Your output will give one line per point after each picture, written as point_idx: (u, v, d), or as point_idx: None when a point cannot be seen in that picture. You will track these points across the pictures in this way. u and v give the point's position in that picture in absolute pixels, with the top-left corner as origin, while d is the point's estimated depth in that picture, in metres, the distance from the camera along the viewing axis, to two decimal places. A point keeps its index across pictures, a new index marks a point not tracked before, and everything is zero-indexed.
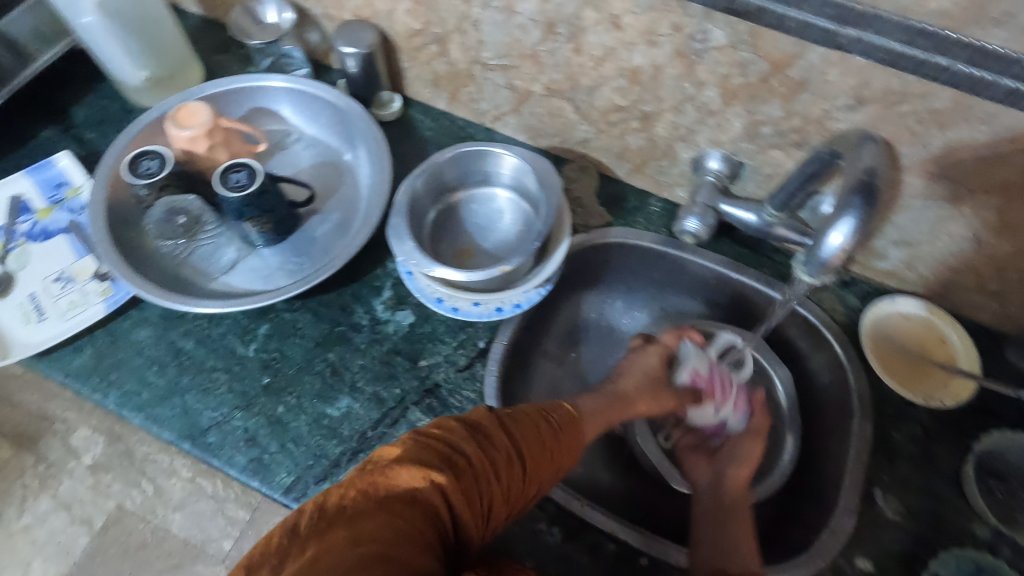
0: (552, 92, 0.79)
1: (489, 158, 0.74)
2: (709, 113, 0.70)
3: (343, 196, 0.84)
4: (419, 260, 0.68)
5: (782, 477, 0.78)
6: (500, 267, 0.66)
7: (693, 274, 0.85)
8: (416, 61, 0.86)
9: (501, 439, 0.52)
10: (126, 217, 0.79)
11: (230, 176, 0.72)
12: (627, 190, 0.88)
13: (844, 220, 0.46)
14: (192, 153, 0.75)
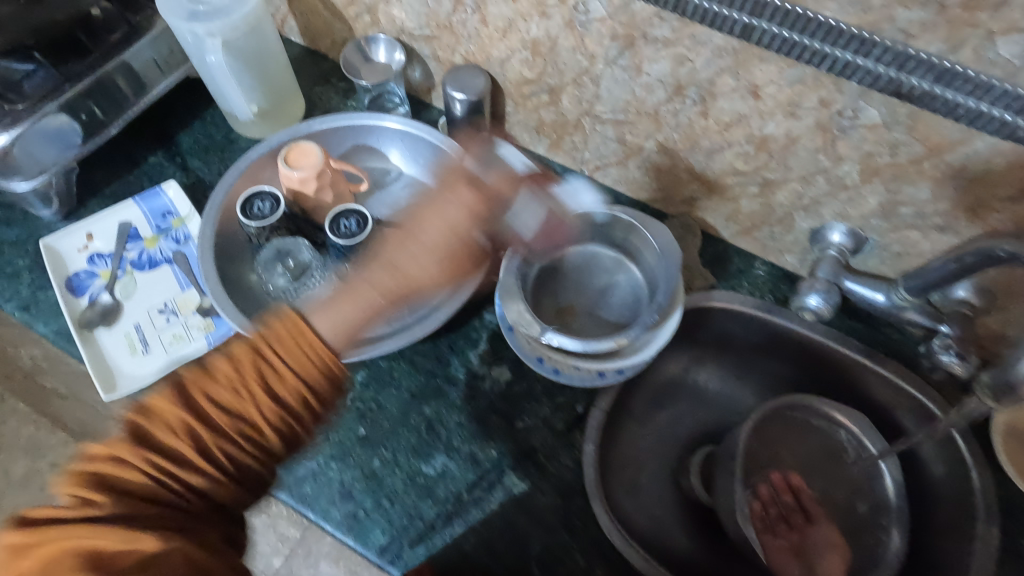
0: (666, 150, 0.76)
1: (605, 220, 0.72)
2: (843, 187, 0.67)
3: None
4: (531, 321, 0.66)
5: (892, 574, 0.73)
6: (615, 340, 0.65)
7: (798, 345, 0.81)
8: (522, 107, 0.84)
9: (242, 363, 0.52)
10: (229, 251, 0.79)
11: (341, 223, 0.72)
12: (730, 251, 0.85)
13: None
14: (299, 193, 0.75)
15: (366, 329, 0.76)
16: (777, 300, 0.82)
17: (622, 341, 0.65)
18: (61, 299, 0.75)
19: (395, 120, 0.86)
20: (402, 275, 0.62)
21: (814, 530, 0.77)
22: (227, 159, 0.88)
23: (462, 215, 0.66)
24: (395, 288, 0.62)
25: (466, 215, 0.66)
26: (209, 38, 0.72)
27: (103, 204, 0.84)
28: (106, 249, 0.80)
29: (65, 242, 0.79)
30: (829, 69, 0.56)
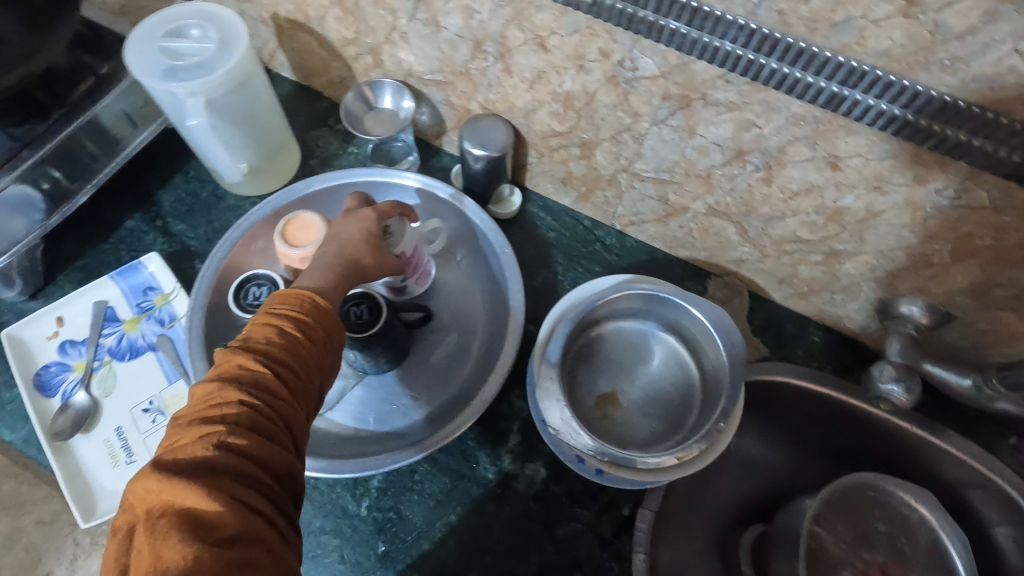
0: (716, 213, 0.68)
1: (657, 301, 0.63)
2: (927, 264, 0.58)
3: (462, 315, 0.74)
4: (577, 429, 0.57)
5: None
6: (677, 454, 0.55)
7: (858, 420, 0.74)
8: (548, 158, 0.75)
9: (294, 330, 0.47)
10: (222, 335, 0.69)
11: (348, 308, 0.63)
12: (781, 313, 0.77)
13: None
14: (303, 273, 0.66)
15: (382, 425, 0.68)
16: (836, 371, 0.74)
17: (684, 454, 0.56)
18: (29, 400, 0.65)
19: (404, 174, 0.75)
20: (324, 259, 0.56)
21: None
22: (216, 221, 0.78)
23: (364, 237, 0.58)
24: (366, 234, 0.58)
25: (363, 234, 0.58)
26: (190, 98, 0.62)
27: (76, 280, 0.75)
28: (79, 335, 0.70)
29: (32, 329, 0.69)
30: (933, 147, 0.47)
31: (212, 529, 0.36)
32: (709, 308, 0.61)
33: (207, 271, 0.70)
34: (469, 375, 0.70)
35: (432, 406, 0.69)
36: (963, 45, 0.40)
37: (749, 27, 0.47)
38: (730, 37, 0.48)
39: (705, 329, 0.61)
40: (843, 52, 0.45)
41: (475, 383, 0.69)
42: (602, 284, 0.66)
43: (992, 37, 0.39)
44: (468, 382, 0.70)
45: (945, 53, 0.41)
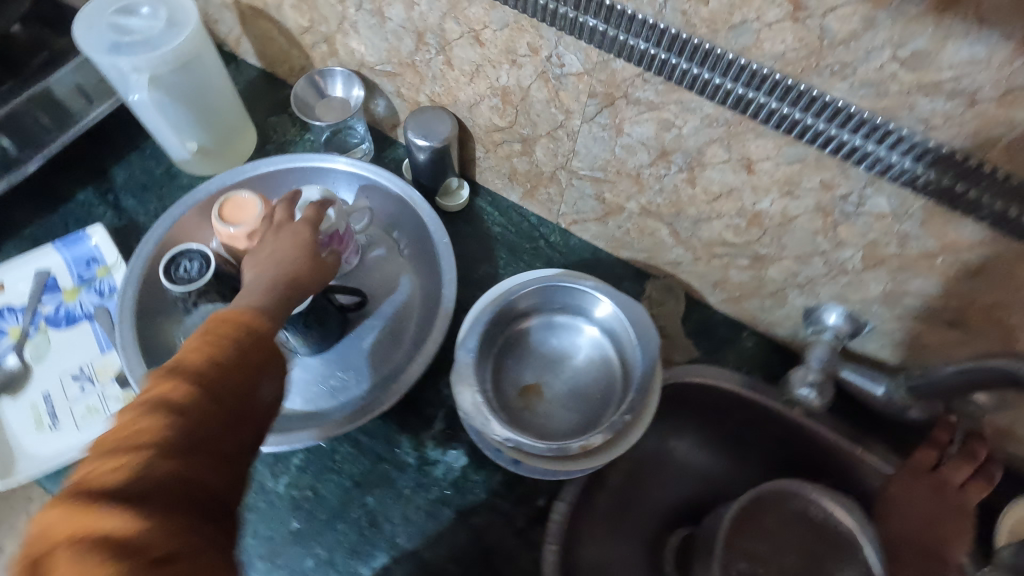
0: (649, 213, 0.69)
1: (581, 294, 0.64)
2: (842, 271, 0.59)
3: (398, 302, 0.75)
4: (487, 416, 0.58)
5: None
6: (580, 445, 0.56)
7: (785, 425, 0.75)
8: (494, 153, 0.76)
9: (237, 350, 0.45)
10: (159, 308, 0.70)
11: None
12: (716, 318, 0.78)
13: None
14: (234, 249, 0.66)
15: (307, 403, 0.69)
16: (766, 377, 0.75)
17: (590, 443, 0.57)
18: None
19: (351, 160, 0.77)
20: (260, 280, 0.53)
21: None
22: (166, 199, 0.80)
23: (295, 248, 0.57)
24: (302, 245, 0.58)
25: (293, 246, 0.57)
26: (134, 74, 0.64)
27: (23, 247, 0.76)
28: (18, 302, 0.71)
29: None
30: (833, 152, 0.48)
31: (140, 552, 0.34)
32: (628, 303, 0.63)
33: (148, 245, 0.71)
34: (399, 360, 0.71)
35: (358, 388, 0.69)
36: (848, 51, 0.42)
37: (658, 27, 0.48)
38: (643, 37, 0.50)
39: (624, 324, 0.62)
40: (744, 54, 0.46)
41: (402, 368, 0.69)
42: (531, 275, 0.67)
43: (872, 44, 0.41)
44: (395, 367, 0.70)
45: (833, 58, 0.43)
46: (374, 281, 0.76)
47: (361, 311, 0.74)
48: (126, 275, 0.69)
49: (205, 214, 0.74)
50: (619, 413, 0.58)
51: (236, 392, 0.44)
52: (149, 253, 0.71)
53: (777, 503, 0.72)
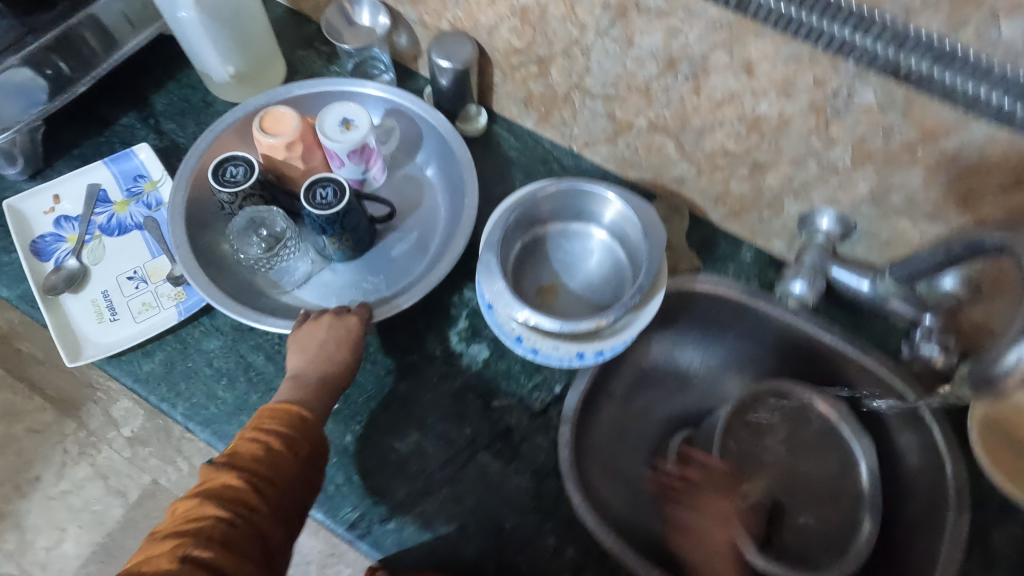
0: (656, 128, 0.74)
1: (594, 198, 0.70)
2: (834, 172, 0.65)
3: (422, 216, 0.81)
4: (509, 299, 0.63)
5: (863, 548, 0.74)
6: (595, 321, 0.62)
7: (781, 331, 0.81)
8: (511, 78, 0.81)
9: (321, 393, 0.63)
10: (204, 216, 0.77)
11: (316, 191, 0.68)
12: (718, 234, 0.83)
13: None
14: (273, 159, 0.72)
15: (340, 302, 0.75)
16: (764, 286, 0.81)
17: (602, 322, 0.62)
18: (25, 262, 0.73)
19: (378, 84, 0.82)
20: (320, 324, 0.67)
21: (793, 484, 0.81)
22: (203, 123, 0.85)
23: (315, 353, 0.64)
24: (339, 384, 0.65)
25: (313, 348, 0.65)
26: None
27: (72, 165, 0.82)
28: (74, 212, 0.77)
29: (31, 203, 0.77)
30: (824, 46, 0.54)
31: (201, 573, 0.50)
32: (637, 201, 0.68)
33: (191, 160, 0.77)
34: (424, 266, 0.77)
35: (386, 289, 0.75)
36: None
37: None
38: None
39: (633, 222, 0.68)
40: None
41: (427, 270, 0.75)
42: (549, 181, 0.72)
43: None
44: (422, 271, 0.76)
45: None
46: (401, 199, 0.82)
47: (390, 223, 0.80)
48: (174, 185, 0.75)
49: (244, 133, 0.80)
50: (628, 295, 0.64)
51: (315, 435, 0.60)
52: (193, 164, 0.76)
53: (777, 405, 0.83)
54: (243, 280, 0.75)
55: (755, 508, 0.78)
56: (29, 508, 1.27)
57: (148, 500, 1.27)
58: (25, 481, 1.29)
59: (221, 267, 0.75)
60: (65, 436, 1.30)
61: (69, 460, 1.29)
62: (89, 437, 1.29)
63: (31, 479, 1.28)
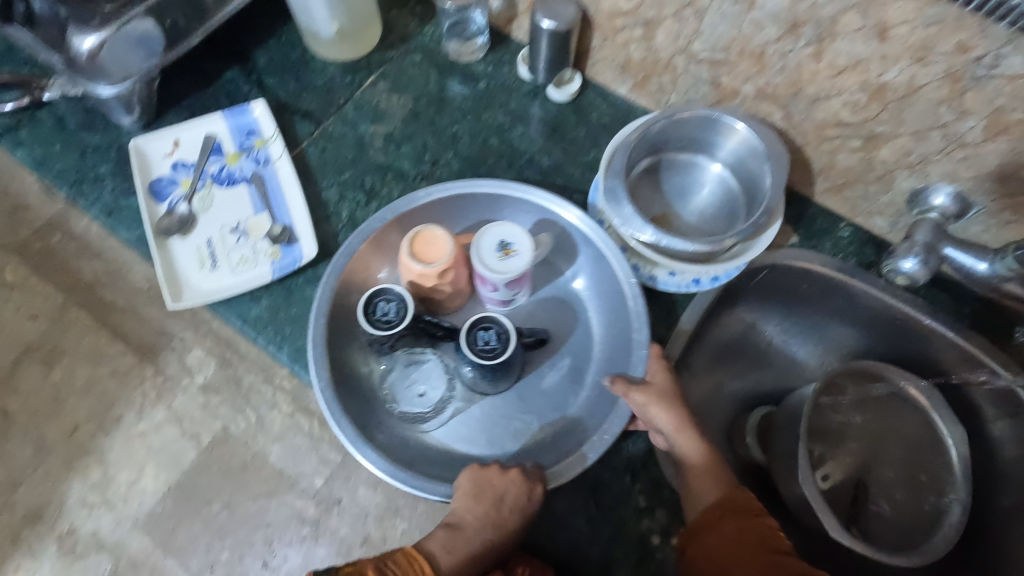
0: (764, 96, 0.72)
1: (713, 127, 0.70)
2: (960, 145, 0.63)
3: (577, 341, 0.76)
4: (640, 224, 0.67)
5: (955, 532, 0.71)
6: (725, 241, 0.66)
7: (874, 311, 0.79)
8: (611, 41, 0.81)
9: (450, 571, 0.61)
10: (343, 333, 0.72)
11: (477, 333, 0.68)
12: (814, 210, 0.81)
13: None
14: (419, 285, 0.70)
15: (495, 447, 0.71)
16: (860, 264, 0.79)
17: (731, 242, 0.66)
18: (143, 201, 0.77)
19: (525, 188, 0.75)
20: (503, 483, 0.63)
21: (878, 462, 0.80)
22: (304, 81, 0.88)
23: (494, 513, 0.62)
24: (494, 551, 0.63)
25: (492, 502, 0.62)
26: None
27: (181, 117, 0.85)
28: (190, 158, 0.81)
29: (154, 144, 0.81)
30: (976, 9, 0.52)
31: None
32: (759, 129, 0.69)
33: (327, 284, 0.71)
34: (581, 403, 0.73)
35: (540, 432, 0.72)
36: None
37: None
38: None
39: (756, 155, 0.69)
40: None
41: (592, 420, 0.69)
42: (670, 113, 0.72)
43: None
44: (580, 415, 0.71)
45: None
46: (550, 315, 0.77)
47: (540, 348, 0.75)
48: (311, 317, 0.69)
49: (379, 242, 0.74)
50: (755, 216, 0.67)
51: None
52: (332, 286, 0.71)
53: (864, 385, 0.80)
54: (392, 419, 0.72)
55: (840, 489, 0.78)
56: (112, 444, 1.29)
57: (220, 446, 1.26)
58: (107, 420, 1.30)
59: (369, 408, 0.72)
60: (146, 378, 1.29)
61: (148, 403, 1.29)
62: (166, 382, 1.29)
63: (114, 419, 1.29)
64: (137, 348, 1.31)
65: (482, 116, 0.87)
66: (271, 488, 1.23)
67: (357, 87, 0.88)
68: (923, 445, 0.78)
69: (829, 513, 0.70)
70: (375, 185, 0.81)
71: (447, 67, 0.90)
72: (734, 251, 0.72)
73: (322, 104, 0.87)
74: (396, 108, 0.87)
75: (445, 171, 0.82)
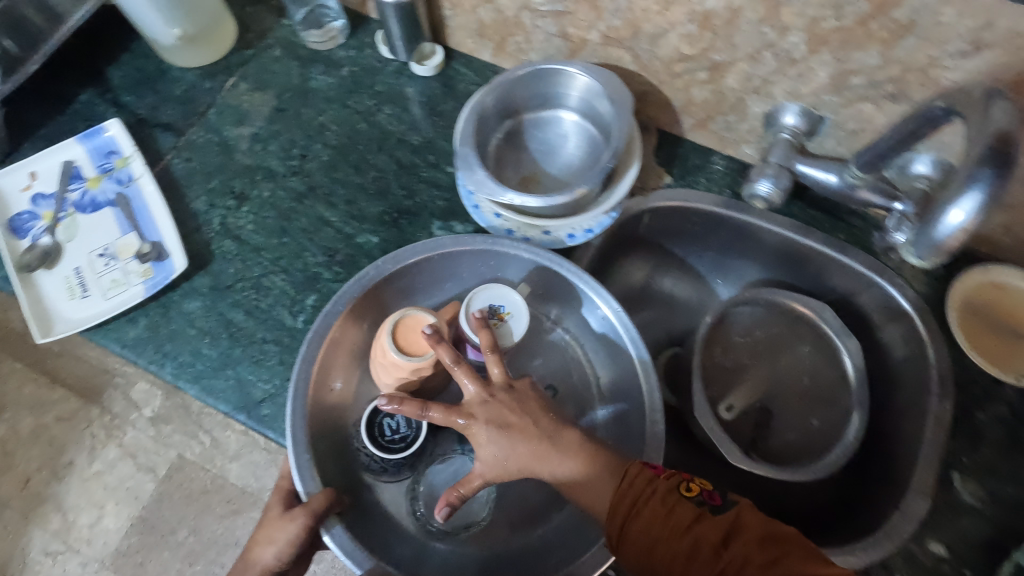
0: (610, 41, 0.72)
1: (556, 77, 0.70)
2: (791, 62, 0.63)
3: (572, 388, 0.78)
4: (494, 186, 0.67)
5: (846, 452, 0.72)
6: (576, 191, 0.66)
7: (761, 241, 0.80)
8: (460, 8, 0.79)
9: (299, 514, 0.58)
10: (327, 420, 0.67)
11: None
12: (687, 147, 0.81)
13: (967, 198, 0.39)
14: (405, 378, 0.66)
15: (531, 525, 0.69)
16: (736, 194, 0.79)
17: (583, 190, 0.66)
18: (2, 239, 0.75)
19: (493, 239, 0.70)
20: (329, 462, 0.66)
21: (783, 387, 0.81)
22: (163, 92, 0.85)
23: (268, 544, 0.59)
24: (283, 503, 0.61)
25: (286, 544, 0.58)
26: None
27: (39, 147, 0.83)
28: (48, 189, 0.79)
29: (8, 180, 0.78)
30: None
31: None
32: (598, 71, 0.68)
33: (297, 390, 0.64)
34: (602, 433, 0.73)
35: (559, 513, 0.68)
36: None
37: None
38: None
39: (602, 98, 0.69)
40: None
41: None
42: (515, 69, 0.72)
43: None
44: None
45: None
46: (548, 372, 0.79)
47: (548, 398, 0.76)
48: (290, 446, 0.61)
49: (336, 341, 0.68)
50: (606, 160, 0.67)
51: (271, 531, 0.59)
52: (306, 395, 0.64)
53: (761, 318, 0.83)
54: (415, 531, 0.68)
55: (743, 417, 0.80)
56: (67, 490, 1.25)
57: (178, 474, 1.25)
58: (61, 467, 1.27)
59: (381, 520, 0.67)
60: (93, 419, 1.28)
61: (98, 444, 1.26)
62: (114, 421, 1.27)
63: (65, 465, 1.27)
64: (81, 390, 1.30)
65: (348, 102, 0.85)
66: (236, 508, 1.24)
67: (218, 91, 0.86)
68: (823, 365, 0.80)
69: (725, 437, 0.73)
70: (245, 188, 0.80)
71: (308, 57, 0.87)
72: (599, 199, 0.72)
73: (183, 114, 0.84)
74: (259, 107, 0.84)
75: (314, 164, 0.81)
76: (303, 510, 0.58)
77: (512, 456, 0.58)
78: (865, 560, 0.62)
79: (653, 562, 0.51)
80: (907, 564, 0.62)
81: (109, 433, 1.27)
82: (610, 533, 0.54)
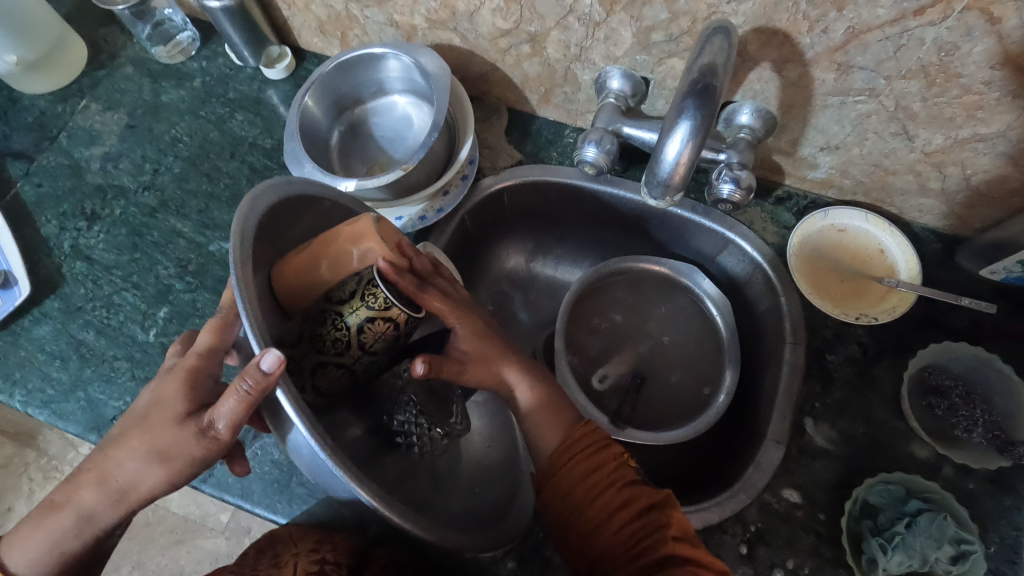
0: (435, 24, 0.72)
1: (372, 61, 0.72)
2: (595, 25, 0.63)
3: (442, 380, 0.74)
4: (321, 176, 0.66)
5: (715, 416, 0.72)
6: (403, 166, 0.66)
7: (615, 209, 0.79)
8: (295, 7, 0.79)
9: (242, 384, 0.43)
10: None
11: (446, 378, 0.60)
12: (539, 124, 0.81)
13: (681, 126, 0.47)
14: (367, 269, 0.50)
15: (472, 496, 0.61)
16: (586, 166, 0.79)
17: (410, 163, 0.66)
18: None
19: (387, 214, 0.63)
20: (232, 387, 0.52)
21: (659, 353, 0.81)
22: (15, 120, 0.84)
23: (155, 460, 0.46)
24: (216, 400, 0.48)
25: (183, 463, 0.47)
26: None
27: None
28: None
29: None
30: None
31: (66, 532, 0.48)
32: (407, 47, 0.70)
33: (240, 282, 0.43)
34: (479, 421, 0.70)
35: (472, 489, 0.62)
36: None
37: None
38: None
39: (417, 71, 0.70)
40: None
41: (506, 497, 0.63)
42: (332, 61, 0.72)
43: None
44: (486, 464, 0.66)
45: None
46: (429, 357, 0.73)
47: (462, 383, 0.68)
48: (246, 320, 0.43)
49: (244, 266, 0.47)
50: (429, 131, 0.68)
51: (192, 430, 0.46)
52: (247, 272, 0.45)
53: (651, 291, 0.82)
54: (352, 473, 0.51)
55: (616, 387, 0.79)
56: None
57: None
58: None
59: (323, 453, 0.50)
60: (28, 463, 1.25)
61: (36, 487, 1.24)
62: (51, 462, 1.25)
63: (4, 512, 1.24)
64: (14, 435, 1.27)
65: (201, 112, 0.84)
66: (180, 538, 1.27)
67: (70, 115, 0.85)
68: (692, 331, 0.80)
69: (590, 407, 0.72)
70: (96, 208, 0.79)
71: (160, 72, 0.87)
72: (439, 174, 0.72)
73: (35, 140, 0.83)
74: (111, 126, 0.84)
75: (167, 177, 0.80)
76: (221, 416, 0.45)
77: (499, 357, 0.56)
78: (719, 513, 0.62)
79: (569, 505, 0.52)
80: (761, 513, 0.62)
81: (46, 474, 1.25)
82: (546, 467, 0.54)
